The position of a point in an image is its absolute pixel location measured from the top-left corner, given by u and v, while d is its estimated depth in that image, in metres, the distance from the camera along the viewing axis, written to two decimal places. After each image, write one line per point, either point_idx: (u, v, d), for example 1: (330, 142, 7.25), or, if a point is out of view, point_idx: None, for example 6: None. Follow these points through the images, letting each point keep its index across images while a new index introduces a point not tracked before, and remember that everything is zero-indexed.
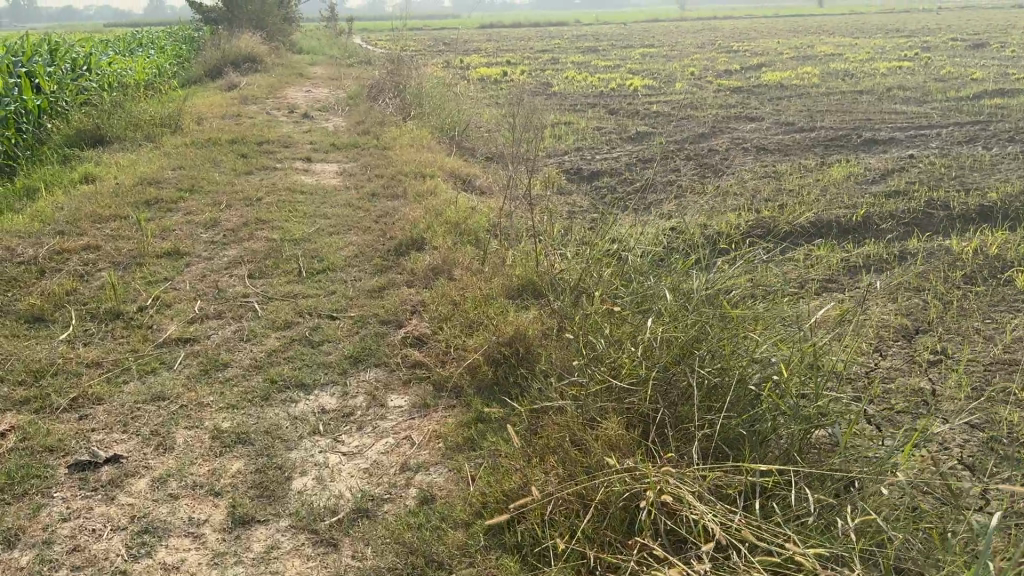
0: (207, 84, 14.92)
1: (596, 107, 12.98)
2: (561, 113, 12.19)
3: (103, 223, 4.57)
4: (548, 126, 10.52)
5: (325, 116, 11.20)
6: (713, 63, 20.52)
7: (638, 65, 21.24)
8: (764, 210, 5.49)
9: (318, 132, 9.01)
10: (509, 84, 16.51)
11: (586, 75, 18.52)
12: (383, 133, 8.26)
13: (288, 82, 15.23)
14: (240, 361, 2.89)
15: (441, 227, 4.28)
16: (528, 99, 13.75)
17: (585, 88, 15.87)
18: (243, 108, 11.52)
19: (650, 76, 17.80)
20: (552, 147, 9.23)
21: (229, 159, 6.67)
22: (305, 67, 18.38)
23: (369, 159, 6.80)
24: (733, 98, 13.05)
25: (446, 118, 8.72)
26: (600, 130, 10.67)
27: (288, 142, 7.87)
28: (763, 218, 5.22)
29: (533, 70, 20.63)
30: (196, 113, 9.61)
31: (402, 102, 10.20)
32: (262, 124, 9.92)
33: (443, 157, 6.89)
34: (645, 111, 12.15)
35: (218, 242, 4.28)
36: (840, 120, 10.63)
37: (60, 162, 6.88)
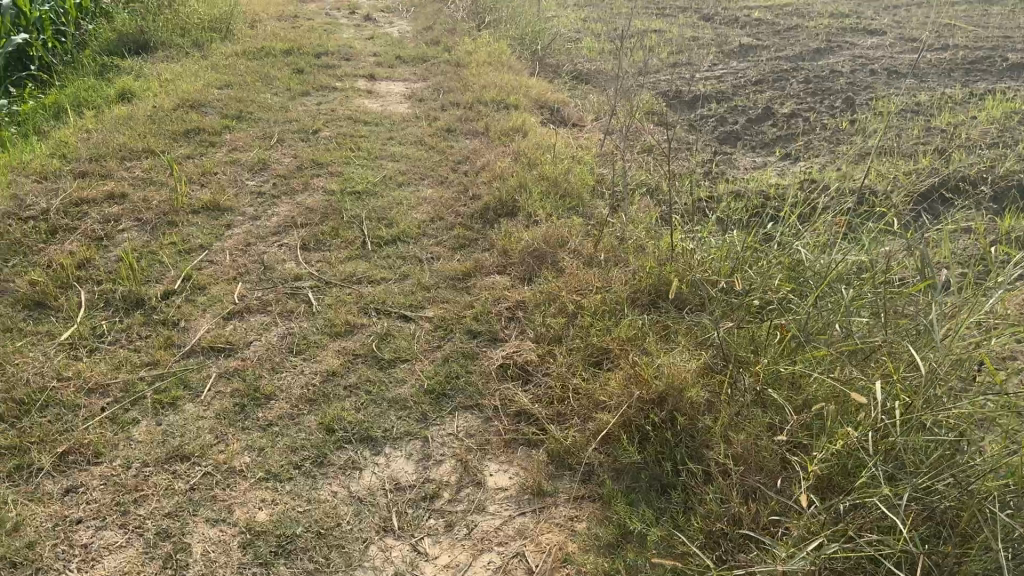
0: None
1: (685, 12, 11.70)
2: (647, 20, 10.97)
3: (134, 162, 3.86)
4: (634, 38, 9.41)
5: (388, 18, 10.22)
6: None
7: None
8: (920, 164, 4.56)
9: (381, 40, 8.09)
10: None
11: None
12: (455, 44, 7.33)
13: None
14: (288, 390, 2.17)
15: (535, 188, 3.49)
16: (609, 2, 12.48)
17: None
18: (301, 7, 10.59)
19: None
20: (642, 63, 8.19)
21: (284, 75, 5.86)
22: None
23: (441, 78, 5.93)
24: (843, 6, 11.61)
25: (525, 26, 7.71)
26: (694, 40, 9.51)
27: (349, 53, 7.00)
28: (924, 174, 4.30)
29: None
30: (249, 14, 8.76)
31: (474, 5, 9.16)
32: (320, 27, 9.03)
33: (526, 77, 5.99)
34: (743, 18, 10.87)
35: (266, 195, 3.55)
36: (973, 37, 9.32)
37: (96, 72, 6.15)
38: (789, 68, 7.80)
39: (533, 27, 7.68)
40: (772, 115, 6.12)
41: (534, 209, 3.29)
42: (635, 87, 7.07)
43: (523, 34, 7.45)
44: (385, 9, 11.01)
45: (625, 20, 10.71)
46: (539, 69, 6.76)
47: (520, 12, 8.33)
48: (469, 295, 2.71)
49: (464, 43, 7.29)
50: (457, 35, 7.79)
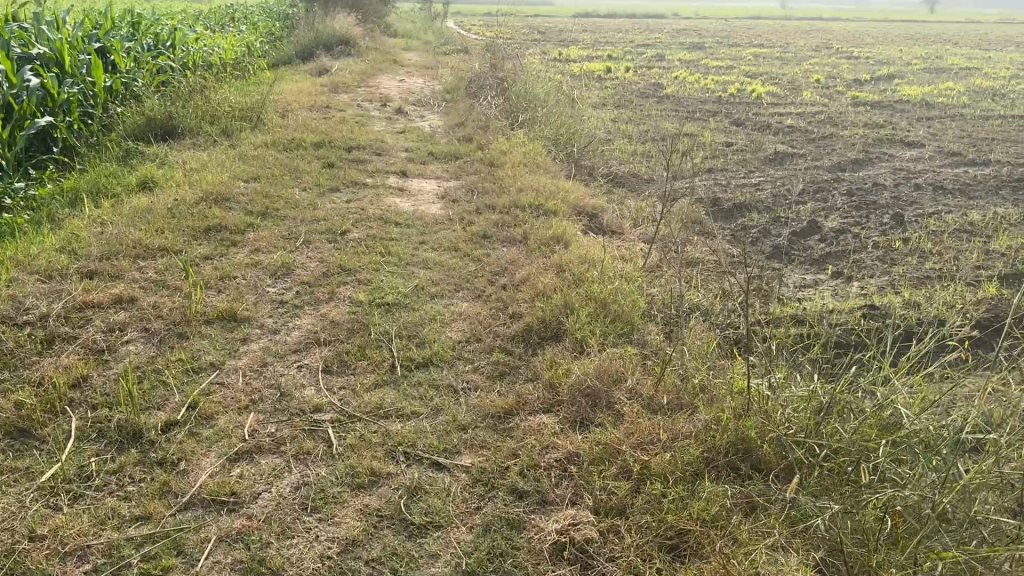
0: (297, 66, 14.18)
1: (716, 116, 11.67)
2: (678, 123, 10.91)
3: (148, 263, 3.62)
4: (668, 142, 9.29)
5: (420, 112, 10.20)
6: (838, 71, 18.88)
7: (752, 68, 19.74)
8: (987, 300, 4.26)
9: (413, 135, 7.99)
10: (616, 83, 15.31)
11: (698, 78, 17.08)
12: (489, 142, 7.19)
13: (380, 69, 14.28)
14: (298, 565, 1.86)
15: (582, 309, 3.19)
16: (640, 104, 12.48)
17: (701, 92, 14.54)
18: (333, 98, 10.64)
19: (771, 82, 16.31)
20: (677, 167, 8.02)
21: (312, 168, 5.69)
22: (399, 52, 17.43)
23: (474, 178, 5.73)
24: (877, 117, 11.52)
25: (559, 126, 7.58)
26: (728, 145, 9.38)
27: (380, 148, 6.86)
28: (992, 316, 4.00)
29: (639, 67, 19.34)
30: (282, 104, 8.75)
31: (506, 102, 9.12)
32: (352, 118, 8.97)
33: (562, 180, 5.78)
34: (776, 125, 10.77)
35: (288, 304, 3.29)
36: (1014, 153, 9.14)
37: (120, 158, 6.00)
38: (829, 179, 7.59)
39: (567, 128, 7.55)
40: (818, 229, 5.86)
41: (583, 333, 2.97)
42: (671, 193, 6.87)
43: (557, 136, 7.32)
44: (417, 103, 11.02)
45: (657, 123, 10.65)
46: (574, 171, 6.58)
47: (554, 111, 8.23)
48: (514, 439, 2.37)
49: (498, 141, 7.14)
50: (490, 133, 7.66)
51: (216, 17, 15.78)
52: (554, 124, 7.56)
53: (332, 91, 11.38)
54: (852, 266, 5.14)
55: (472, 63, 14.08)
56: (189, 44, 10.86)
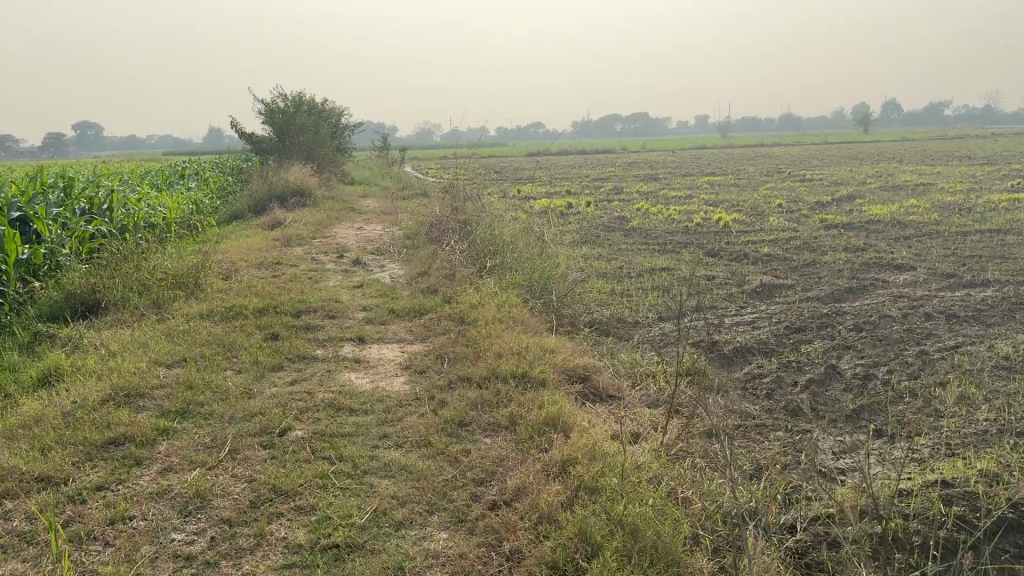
0: (249, 220, 13.63)
1: (689, 247, 11.20)
2: (652, 257, 10.36)
3: (15, 509, 2.74)
4: (647, 278, 8.64)
5: (379, 261, 9.53)
6: (799, 193, 18.89)
7: (711, 195, 19.72)
8: None
9: (370, 290, 7.23)
10: (581, 218, 14.95)
11: (661, 208, 16.82)
12: (453, 294, 6.44)
13: (336, 218, 13.73)
14: None
15: (606, 544, 2.32)
16: (608, 239, 11.98)
17: (667, 222, 14.20)
18: (285, 252, 9.98)
19: (736, 209, 16.11)
20: (662, 307, 7.33)
21: (251, 342, 4.86)
22: (356, 200, 17.00)
23: (441, 340, 4.93)
24: (855, 239, 11.10)
25: (532, 269, 6.89)
26: (710, 276, 8.76)
27: (331, 307, 6.06)
28: None
29: (600, 201, 19.17)
30: (226, 265, 8.03)
31: (471, 247, 8.50)
32: (303, 273, 8.22)
33: (544, 335, 5.00)
34: (754, 253, 10.25)
35: (196, 563, 2.41)
36: (1010, 269, 8.67)
37: (27, 344, 5.14)
38: (829, 311, 6.94)
39: (540, 270, 6.85)
40: (839, 375, 5.12)
41: None
42: (662, 340, 6.13)
43: (531, 279, 6.59)
44: (374, 252, 10.36)
45: (630, 259, 10.06)
46: (554, 318, 5.81)
47: (523, 251, 7.57)
48: None
49: (464, 293, 6.40)
50: (454, 283, 6.94)
51: (163, 177, 15.29)
52: (526, 265, 6.86)
53: (283, 244, 10.70)
54: (891, 425, 4.39)
55: (432, 205, 13.64)
56: (129, 204, 10.40)
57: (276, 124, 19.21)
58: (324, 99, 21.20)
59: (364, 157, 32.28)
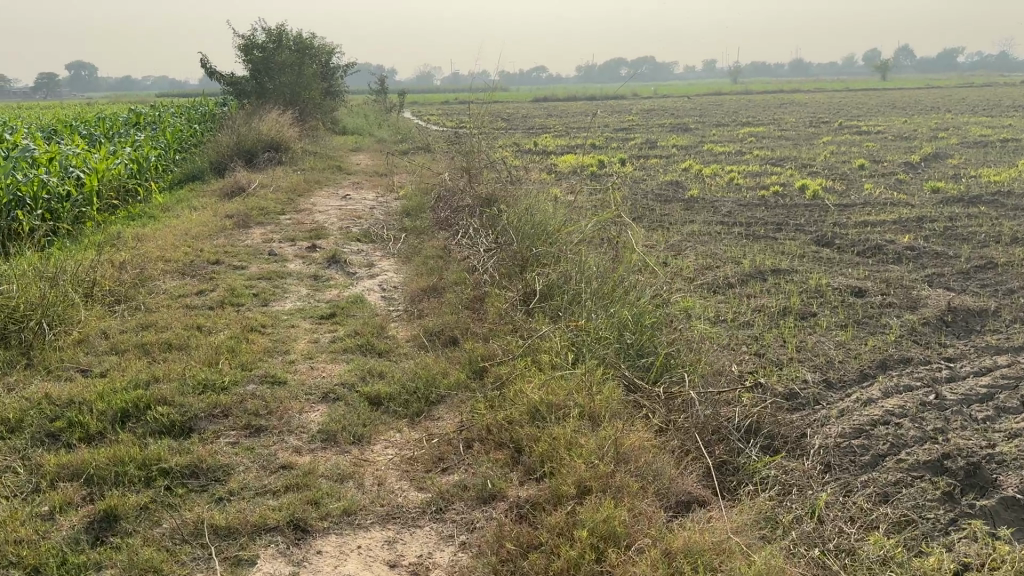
0: (208, 184, 10.78)
1: (784, 231, 8.39)
2: (745, 248, 7.53)
3: None
4: (765, 294, 5.84)
5: (367, 257, 6.73)
6: (873, 152, 15.93)
7: (767, 152, 16.80)
8: None
9: (347, 328, 4.44)
10: (621, 182, 12.10)
11: (716, 169, 13.92)
12: (490, 356, 3.64)
13: (317, 183, 10.84)
14: None
15: None
16: (673, 218, 9.13)
17: (733, 190, 11.37)
18: (238, 239, 7.15)
19: (810, 172, 13.24)
20: (820, 357, 4.55)
21: (39, 561, 2.08)
22: (347, 157, 14.08)
23: (485, 549, 2.17)
24: (1010, 223, 8.27)
25: (621, 298, 4.07)
26: (853, 291, 5.97)
27: (265, 388, 3.27)
28: None
29: (635, 158, 16.23)
30: (128, 277, 5.21)
31: (504, 247, 5.69)
32: (247, 287, 5.41)
33: (717, 526, 2.24)
34: (887, 245, 7.41)
35: None
36: None
37: None
38: None
39: (634, 302, 4.02)
40: None
41: None
42: (875, 463, 3.38)
43: (625, 320, 3.75)
44: (362, 239, 7.55)
45: (718, 254, 7.23)
46: (692, 428, 3.02)
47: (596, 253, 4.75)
48: None
49: (510, 357, 3.60)
50: (489, 324, 4.13)
51: (106, 130, 12.30)
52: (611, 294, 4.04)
53: (240, 224, 7.88)
54: None
55: (439, 166, 10.78)
56: (24, 170, 7.51)
57: (253, 63, 16.15)
58: (312, 36, 18.05)
59: (360, 102, 29.15)
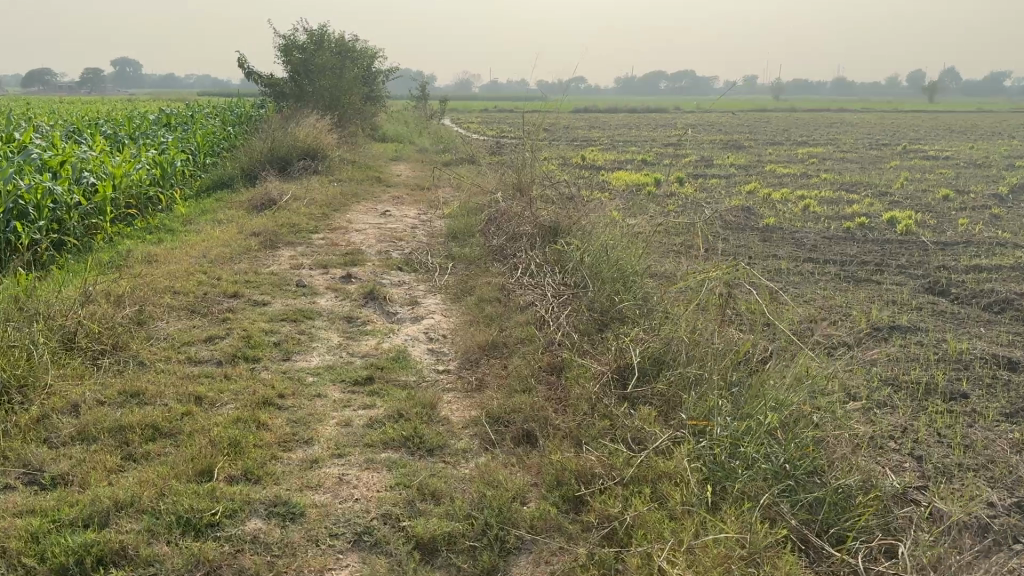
0: (237, 194, 9.92)
1: (885, 275, 7.28)
2: (846, 297, 6.46)
3: None
4: (895, 365, 4.77)
5: (409, 292, 5.77)
6: (954, 181, 14.66)
7: (835, 175, 15.62)
8: None
9: (388, 403, 3.46)
10: (684, 205, 11.06)
11: (784, 192, 12.81)
12: (586, 472, 2.63)
13: (354, 196, 9.93)
14: None
15: None
16: (752, 252, 8.06)
17: (810, 220, 10.27)
18: (262, 264, 6.22)
19: (889, 201, 12.08)
20: (1000, 467, 3.48)
21: None
22: (386, 167, 13.18)
23: None
24: None
25: (758, 385, 3.05)
26: (1001, 361, 4.87)
27: (272, 525, 2.30)
28: None
29: (693, 178, 15.14)
30: (124, 316, 4.29)
31: (578, 294, 4.73)
32: (266, 332, 4.46)
33: None
34: (1018, 298, 6.29)
35: None
36: None
37: None
38: None
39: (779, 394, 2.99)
40: None
41: None
42: None
43: (774, 426, 2.73)
44: (404, 267, 6.58)
45: (818, 305, 6.17)
46: None
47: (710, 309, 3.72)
48: None
49: (616, 479, 2.58)
50: (576, 416, 3.12)
51: (133, 130, 11.53)
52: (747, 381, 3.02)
53: (267, 245, 6.97)
54: None
55: (488, 180, 9.81)
56: (30, 176, 6.66)
57: (293, 64, 15.34)
58: (355, 39, 17.23)
59: (399, 108, 28.36)
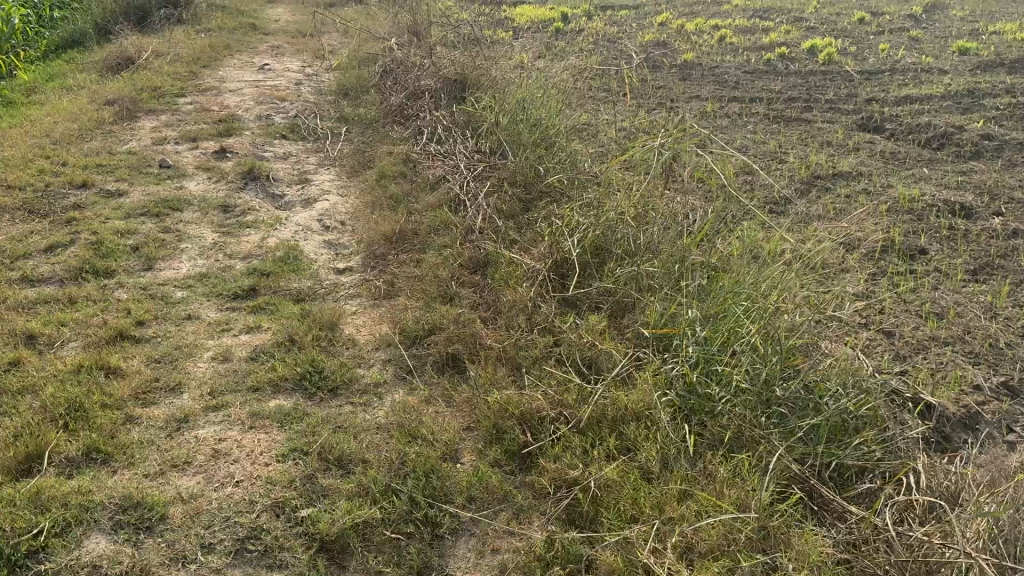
0: (88, 53, 8.56)
1: (816, 113, 6.82)
2: (780, 141, 5.99)
3: None
4: (843, 221, 4.36)
5: (298, 167, 4.99)
6: (869, 1, 14.11)
7: (748, 0, 14.83)
8: None
9: (278, 326, 2.84)
10: (595, 42, 10.20)
11: (699, 22, 12.03)
12: (533, 417, 2.25)
13: (227, 48, 8.70)
14: None
15: None
16: (675, 95, 7.44)
17: (730, 52, 9.63)
18: (117, 140, 5.27)
19: (807, 27, 11.49)
20: (978, 341, 3.17)
21: None
22: (263, 11, 11.69)
23: None
24: None
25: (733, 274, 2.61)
26: (954, 209, 4.53)
27: (121, 545, 1.85)
28: None
29: (602, 10, 14.11)
30: None
31: (495, 168, 4.15)
32: (121, 232, 3.66)
33: None
34: (957, 132, 5.94)
35: None
36: None
37: None
38: None
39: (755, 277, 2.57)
40: None
41: None
42: None
43: (754, 331, 2.34)
44: (290, 135, 5.72)
45: (752, 152, 5.68)
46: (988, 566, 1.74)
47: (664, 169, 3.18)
48: None
49: (570, 425, 2.23)
50: (512, 334, 2.61)
51: None
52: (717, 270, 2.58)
53: (124, 115, 5.93)
54: None
55: (380, 21, 8.70)
56: None
57: None
58: None
59: None
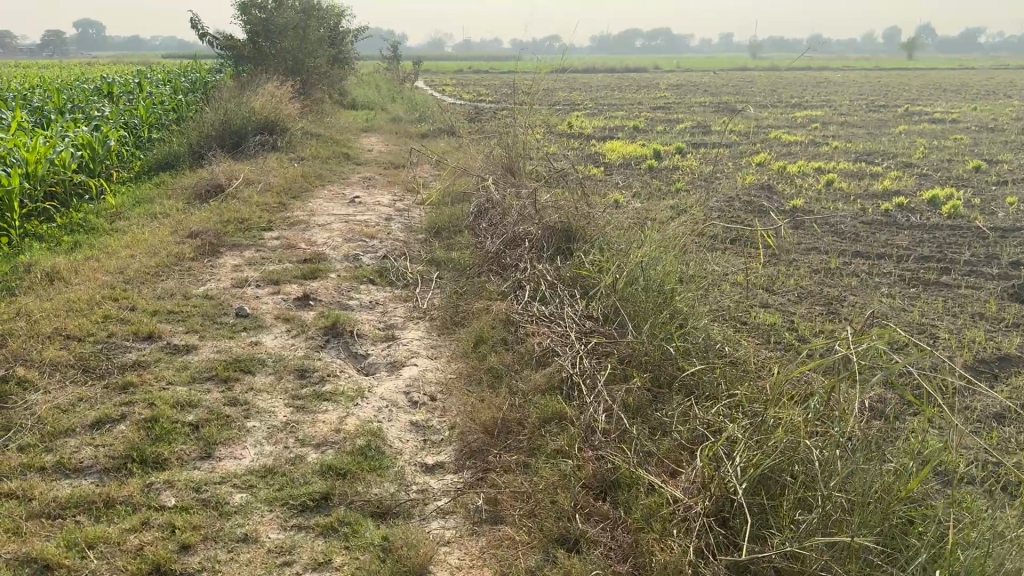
0: (181, 178, 8.50)
1: (956, 276, 6.08)
2: (924, 309, 5.27)
3: None
4: None
5: (384, 319, 4.50)
6: (979, 149, 13.45)
7: (848, 144, 14.35)
8: None
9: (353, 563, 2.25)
10: (695, 183, 9.75)
11: (801, 164, 11.53)
12: None
13: (319, 179, 8.54)
14: None
15: None
16: (791, 247, 6.83)
17: (841, 200, 9.03)
18: (194, 280, 4.91)
19: (919, 175, 10.85)
20: None
21: None
22: (357, 140, 11.72)
23: None
24: None
25: (974, 553, 1.97)
26: None
27: None
28: None
29: (695, 148, 13.79)
30: None
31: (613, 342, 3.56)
32: (180, 404, 3.16)
33: None
34: None
35: None
36: None
37: None
38: None
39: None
40: None
41: None
42: None
43: None
44: (377, 279, 5.28)
45: (895, 324, 4.97)
46: None
47: (854, 377, 2.58)
48: None
49: None
50: None
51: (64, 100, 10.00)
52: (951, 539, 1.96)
53: (206, 250, 5.62)
54: None
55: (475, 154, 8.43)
56: None
57: (250, 23, 13.65)
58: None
59: (371, 70, 26.56)
